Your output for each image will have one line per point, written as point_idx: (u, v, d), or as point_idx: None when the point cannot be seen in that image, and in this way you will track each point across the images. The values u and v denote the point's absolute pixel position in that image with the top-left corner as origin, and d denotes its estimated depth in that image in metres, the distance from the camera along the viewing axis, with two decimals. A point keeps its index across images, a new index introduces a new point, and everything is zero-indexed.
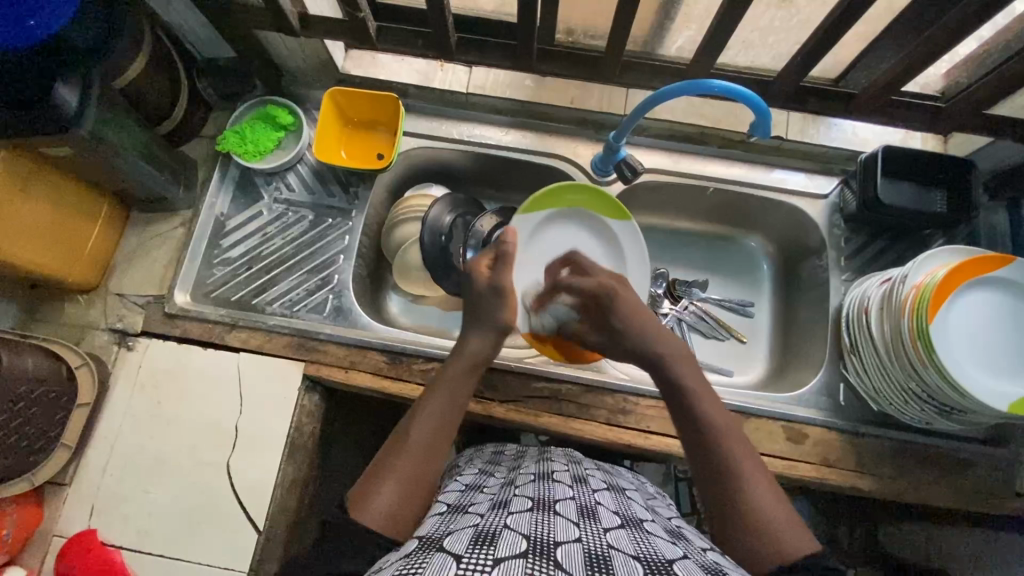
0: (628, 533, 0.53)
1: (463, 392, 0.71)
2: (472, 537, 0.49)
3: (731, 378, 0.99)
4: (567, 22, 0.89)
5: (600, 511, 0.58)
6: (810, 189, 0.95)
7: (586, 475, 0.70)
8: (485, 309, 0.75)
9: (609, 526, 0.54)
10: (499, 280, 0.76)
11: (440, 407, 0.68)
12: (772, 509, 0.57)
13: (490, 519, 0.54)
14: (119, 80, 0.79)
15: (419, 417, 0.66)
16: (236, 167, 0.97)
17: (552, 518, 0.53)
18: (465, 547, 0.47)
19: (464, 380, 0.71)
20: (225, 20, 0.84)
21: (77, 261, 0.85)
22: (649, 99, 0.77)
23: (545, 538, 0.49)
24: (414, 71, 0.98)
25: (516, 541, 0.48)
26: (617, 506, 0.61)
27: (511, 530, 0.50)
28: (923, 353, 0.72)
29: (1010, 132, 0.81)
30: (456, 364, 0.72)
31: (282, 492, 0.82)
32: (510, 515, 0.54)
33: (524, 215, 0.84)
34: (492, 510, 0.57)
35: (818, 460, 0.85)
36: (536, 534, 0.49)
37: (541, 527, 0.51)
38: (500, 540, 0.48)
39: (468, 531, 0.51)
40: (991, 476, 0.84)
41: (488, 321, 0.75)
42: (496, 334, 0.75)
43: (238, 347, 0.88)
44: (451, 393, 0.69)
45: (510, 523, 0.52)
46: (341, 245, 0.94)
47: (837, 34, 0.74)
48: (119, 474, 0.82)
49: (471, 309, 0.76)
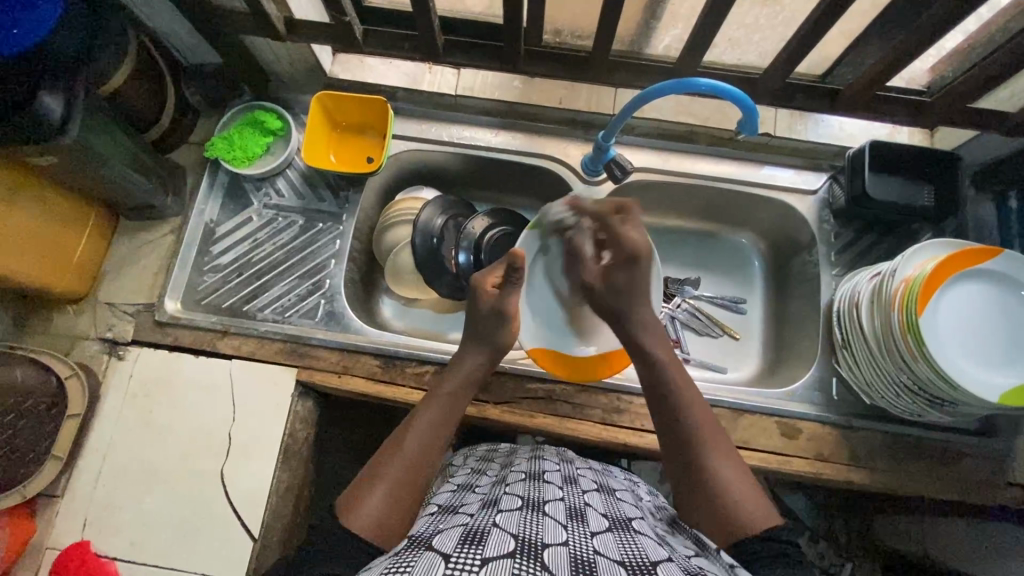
0: (616, 536, 0.53)
1: (456, 409, 0.71)
2: (461, 536, 0.49)
3: (724, 375, 0.99)
4: (553, 22, 0.89)
5: (589, 513, 0.58)
6: (799, 184, 0.96)
7: (577, 475, 0.70)
8: (486, 328, 0.76)
9: (596, 530, 0.54)
10: (503, 301, 0.75)
11: (434, 421, 0.68)
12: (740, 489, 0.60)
13: (480, 518, 0.54)
14: (104, 87, 0.78)
15: (413, 428, 0.66)
16: (225, 173, 0.96)
17: (541, 520, 0.53)
18: (454, 546, 0.47)
19: (458, 394, 0.72)
20: (210, 26, 0.83)
21: (64, 270, 0.84)
22: (636, 99, 0.77)
23: (534, 538, 0.49)
24: (403, 74, 0.99)
25: (505, 541, 0.48)
26: (607, 508, 0.61)
27: (500, 529, 0.50)
28: (913, 345, 0.73)
29: (996, 125, 0.82)
30: (451, 382, 0.73)
31: (277, 499, 0.81)
32: (499, 515, 0.54)
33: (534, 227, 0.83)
34: (482, 509, 0.57)
35: (813, 455, 0.85)
36: (524, 534, 0.49)
37: (529, 528, 0.51)
38: (489, 539, 0.48)
39: (458, 529, 0.51)
40: (984, 467, 0.85)
41: (488, 340, 0.76)
42: (493, 352, 0.76)
43: (230, 354, 0.87)
44: (445, 408, 0.70)
45: (498, 522, 0.52)
46: (332, 249, 0.94)
47: (820, 32, 0.75)
48: (112, 484, 0.81)
49: (474, 325, 0.76)
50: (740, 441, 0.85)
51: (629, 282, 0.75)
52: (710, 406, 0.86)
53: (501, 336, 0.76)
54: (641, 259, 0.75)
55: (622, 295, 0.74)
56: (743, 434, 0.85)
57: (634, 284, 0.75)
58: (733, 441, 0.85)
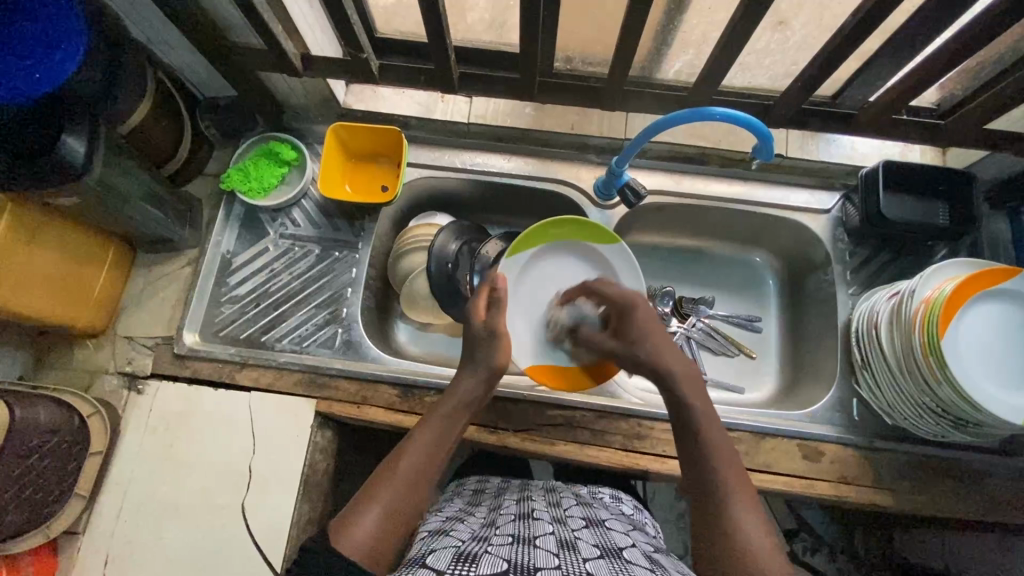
0: (608, 563, 0.54)
1: (452, 432, 0.69)
2: (454, 556, 0.51)
3: (741, 396, 0.99)
4: (565, 50, 0.90)
5: (580, 544, 0.58)
6: (812, 204, 0.96)
7: (566, 516, 0.68)
8: (478, 351, 0.74)
9: (588, 557, 0.54)
10: (492, 321, 0.74)
11: (430, 444, 0.67)
12: (756, 533, 0.58)
13: (473, 544, 0.56)
14: (122, 126, 0.79)
15: (409, 451, 0.65)
16: (241, 204, 0.97)
17: (532, 548, 0.54)
18: (448, 564, 0.49)
19: (453, 419, 0.70)
20: (228, 64, 0.84)
21: (85, 305, 0.85)
22: (653, 126, 0.77)
23: (526, 563, 0.50)
24: (415, 103, 0.99)
25: (497, 563, 0.50)
26: (598, 539, 0.61)
27: (492, 552, 0.52)
28: (935, 369, 0.73)
29: (1010, 147, 0.82)
30: (444, 403, 0.71)
31: (299, 532, 0.81)
32: (492, 543, 0.55)
33: (509, 258, 0.84)
34: (473, 538, 0.58)
35: (836, 477, 0.84)
36: (516, 559, 0.51)
37: (521, 554, 0.52)
38: (481, 560, 0.50)
39: (450, 551, 0.53)
40: (1010, 485, 0.84)
41: (482, 362, 0.73)
42: (489, 376, 0.73)
43: (248, 386, 0.88)
44: (441, 431, 0.68)
45: (492, 547, 0.54)
46: (348, 278, 0.94)
47: (836, 59, 0.75)
48: (135, 521, 0.81)
49: (468, 349, 0.75)
50: (761, 466, 0.84)
51: (638, 332, 0.73)
52: (730, 431, 0.86)
53: (494, 355, 0.73)
54: (638, 307, 0.75)
55: (645, 340, 0.73)
56: (766, 457, 0.85)
57: (650, 333, 0.73)
58: (756, 465, 0.84)
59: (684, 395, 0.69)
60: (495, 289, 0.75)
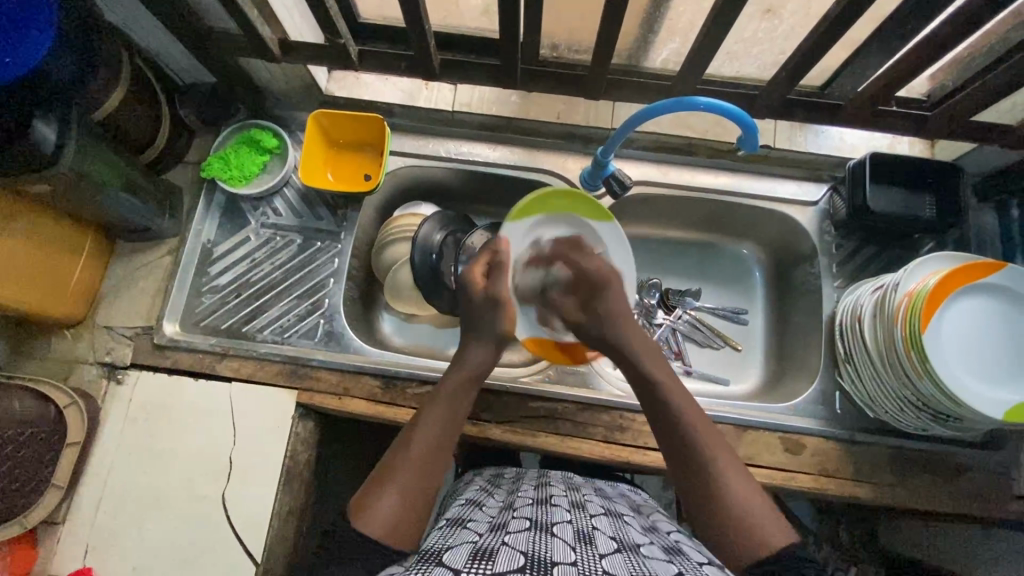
0: (624, 558, 0.53)
1: (462, 403, 0.69)
2: (471, 552, 0.52)
3: (726, 388, 0.99)
4: (550, 38, 0.88)
5: (597, 535, 0.58)
6: (800, 196, 0.95)
7: (584, 500, 0.69)
8: (483, 320, 0.74)
9: (605, 552, 0.54)
10: (495, 287, 0.75)
11: (440, 419, 0.66)
12: (749, 497, 0.58)
13: (488, 537, 0.56)
14: (97, 112, 0.77)
15: (419, 428, 0.65)
16: (222, 193, 0.95)
17: (549, 539, 0.55)
18: (463, 562, 0.49)
19: (459, 391, 0.69)
20: (206, 49, 0.82)
21: (62, 295, 0.84)
22: (638, 115, 0.76)
23: (542, 556, 0.51)
24: (399, 90, 0.98)
25: (513, 557, 0.50)
26: (615, 532, 0.61)
27: (509, 547, 0.52)
28: (917, 362, 0.73)
29: (998, 138, 0.81)
30: (452, 377, 0.70)
31: (279, 522, 0.81)
32: (508, 535, 0.56)
33: (511, 222, 0.77)
34: (490, 530, 0.58)
35: (817, 470, 0.84)
36: (533, 552, 0.51)
37: (538, 546, 0.53)
38: (498, 556, 0.50)
39: (467, 546, 0.54)
40: (989, 478, 0.85)
41: (487, 332, 0.73)
42: (496, 343, 0.74)
43: (229, 376, 0.87)
44: (450, 404, 0.68)
45: (507, 540, 0.54)
46: (331, 268, 0.94)
47: (821, 48, 0.74)
48: (115, 512, 0.81)
49: (469, 320, 0.75)
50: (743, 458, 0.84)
51: (607, 306, 0.75)
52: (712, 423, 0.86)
53: (499, 325, 0.74)
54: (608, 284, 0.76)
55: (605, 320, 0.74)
56: (748, 450, 0.85)
57: (615, 312, 0.75)
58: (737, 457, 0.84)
59: (644, 364, 0.71)
60: (496, 256, 0.77)
